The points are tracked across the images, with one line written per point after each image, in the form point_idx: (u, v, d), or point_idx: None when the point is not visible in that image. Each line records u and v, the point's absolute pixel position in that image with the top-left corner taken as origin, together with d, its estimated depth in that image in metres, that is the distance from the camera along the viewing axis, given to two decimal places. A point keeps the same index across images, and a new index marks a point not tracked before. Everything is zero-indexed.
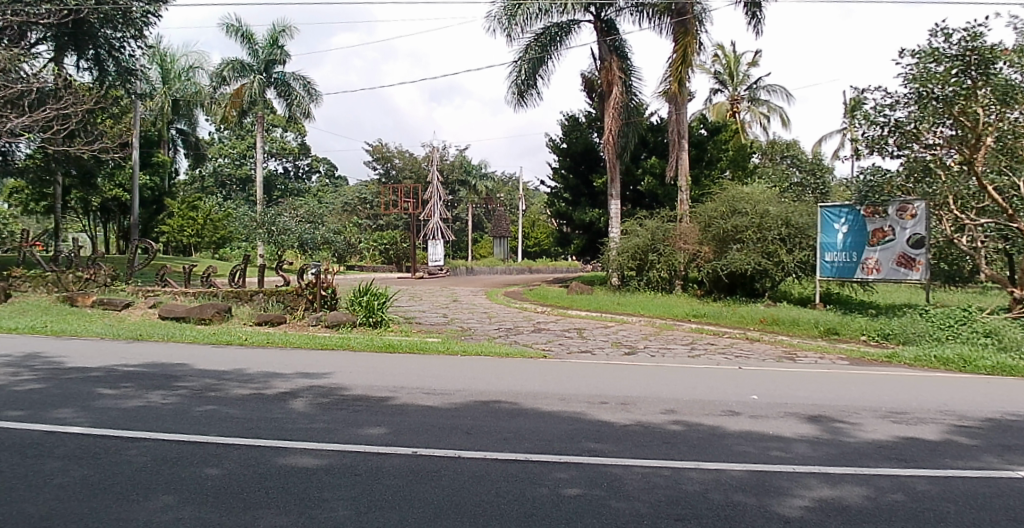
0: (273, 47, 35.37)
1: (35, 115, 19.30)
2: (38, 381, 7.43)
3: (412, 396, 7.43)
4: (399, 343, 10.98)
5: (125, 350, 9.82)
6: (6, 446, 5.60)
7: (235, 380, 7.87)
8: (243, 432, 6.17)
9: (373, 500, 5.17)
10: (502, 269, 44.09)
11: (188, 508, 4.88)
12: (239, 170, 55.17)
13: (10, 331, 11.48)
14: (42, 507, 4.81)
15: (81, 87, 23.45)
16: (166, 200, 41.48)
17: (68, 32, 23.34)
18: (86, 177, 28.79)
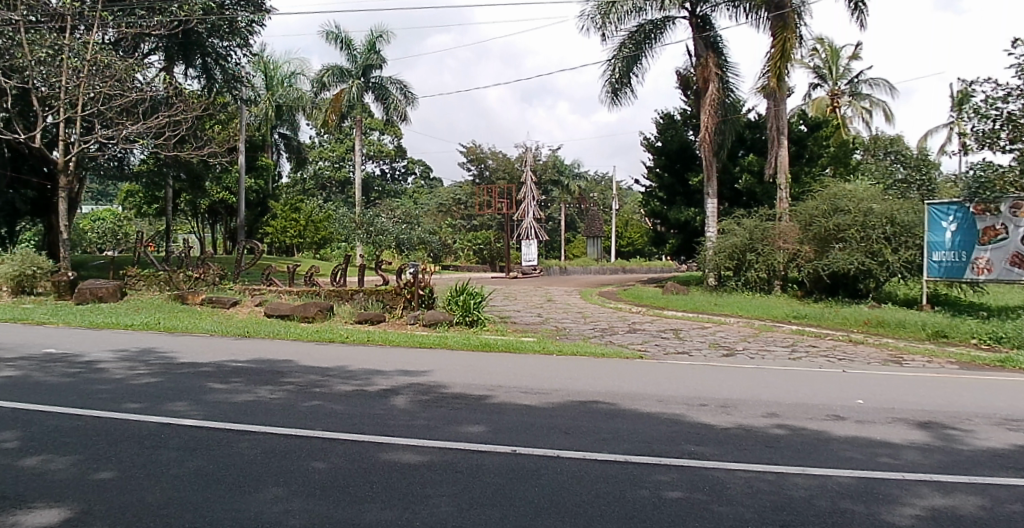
0: (370, 52, 36.25)
1: (152, 121, 20.39)
2: (153, 375, 7.77)
3: (510, 395, 7.45)
4: (495, 342, 11.01)
5: (231, 347, 10.18)
6: (127, 437, 5.87)
7: (338, 377, 8.05)
8: (346, 426, 6.31)
9: (474, 497, 5.21)
10: (596, 269, 43.89)
11: (298, 502, 5.03)
12: (338, 173, 58.49)
13: (129, 327, 12.10)
14: (161, 496, 5.05)
15: (190, 94, 24.46)
16: (270, 202, 42.95)
17: (178, 41, 24.44)
18: (195, 186, 30.07)
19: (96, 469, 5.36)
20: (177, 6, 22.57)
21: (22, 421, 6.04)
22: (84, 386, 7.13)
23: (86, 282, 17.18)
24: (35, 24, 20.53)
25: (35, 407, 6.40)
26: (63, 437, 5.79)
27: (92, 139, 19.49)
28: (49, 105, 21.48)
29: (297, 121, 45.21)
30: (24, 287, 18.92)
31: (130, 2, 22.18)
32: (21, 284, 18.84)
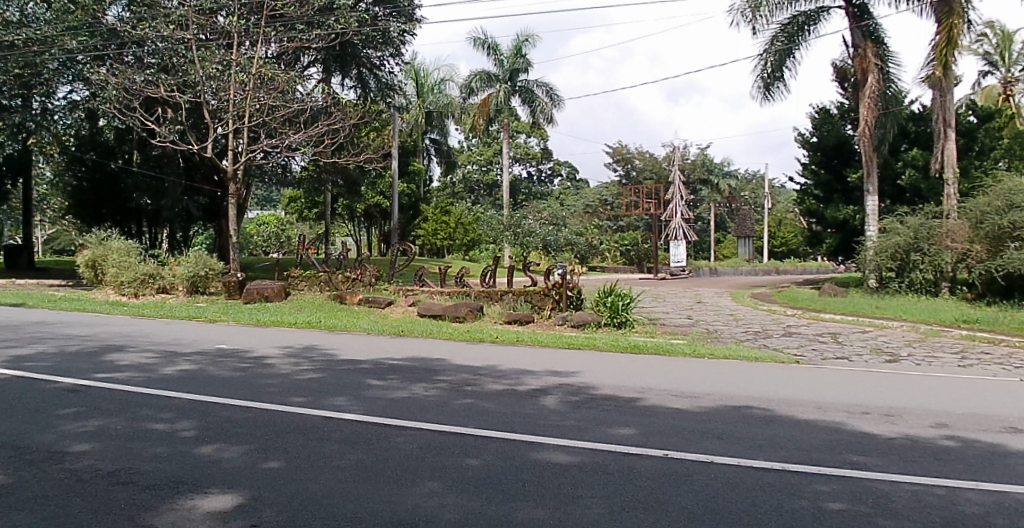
0: (517, 57, 38.06)
1: (313, 130, 21.42)
2: (316, 371, 8.16)
3: (661, 397, 7.35)
4: (643, 345, 10.96)
5: (386, 345, 10.58)
6: (294, 429, 6.17)
7: (490, 376, 8.19)
8: (497, 424, 6.39)
9: (626, 500, 5.14)
10: (748, 269, 43.20)
11: (453, 497, 5.14)
12: (486, 177, 60.40)
13: (292, 326, 12.82)
14: (324, 487, 5.27)
15: (347, 103, 25.59)
16: (422, 205, 44.48)
17: (336, 53, 25.66)
18: (351, 192, 31.15)
19: (265, 459, 5.65)
20: (334, 18, 23.22)
21: (200, 412, 6.48)
22: (254, 380, 7.58)
23: (252, 283, 18.22)
24: (206, 43, 22.34)
25: (211, 398, 6.85)
26: (236, 428, 6.16)
27: (258, 149, 20.62)
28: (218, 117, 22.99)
29: (446, 127, 46.68)
30: (199, 287, 19.90)
31: (290, 16, 22.55)
32: (198, 284, 19.81)
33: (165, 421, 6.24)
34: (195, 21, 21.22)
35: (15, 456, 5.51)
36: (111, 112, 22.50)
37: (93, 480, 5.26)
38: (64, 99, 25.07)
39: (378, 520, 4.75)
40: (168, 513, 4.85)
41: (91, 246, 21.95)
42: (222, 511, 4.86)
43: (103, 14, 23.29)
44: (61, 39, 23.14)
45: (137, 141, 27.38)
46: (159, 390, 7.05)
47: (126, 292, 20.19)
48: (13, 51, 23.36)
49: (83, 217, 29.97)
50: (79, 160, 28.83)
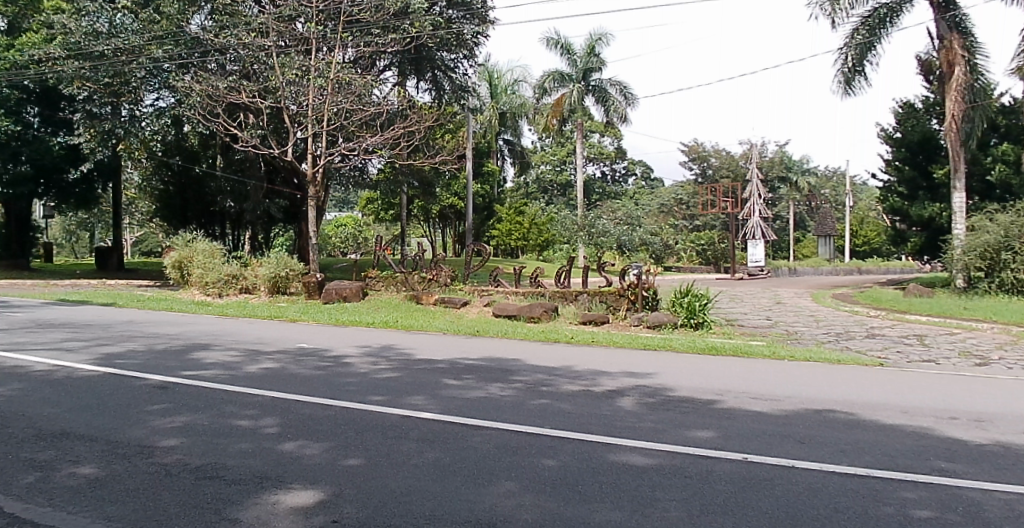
0: (590, 56, 39.50)
1: (389, 133, 21.69)
2: (394, 370, 8.27)
3: (739, 400, 7.25)
4: (721, 346, 10.86)
5: (461, 345, 10.69)
6: (372, 426, 6.26)
7: (566, 377, 8.19)
8: (574, 425, 6.38)
9: (707, 503, 5.06)
10: (828, 269, 42.48)
11: (529, 497, 5.15)
12: (560, 177, 61.00)
13: (370, 325, 13.06)
14: (403, 484, 5.33)
15: (421, 105, 25.83)
16: (496, 206, 45.01)
17: (411, 57, 26.04)
18: (428, 193, 31.54)
19: (345, 456, 5.73)
20: (409, 22, 23.55)
21: (282, 409, 6.62)
22: (334, 379, 7.73)
23: (332, 283, 18.61)
24: (286, 49, 22.89)
25: (293, 396, 7.00)
26: (316, 424, 6.27)
27: (336, 152, 20.72)
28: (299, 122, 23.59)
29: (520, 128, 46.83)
30: (281, 287, 20.10)
31: (367, 21, 22.59)
32: (279, 284, 20.04)
33: (249, 418, 6.39)
34: (275, 29, 22.04)
35: (108, 449, 5.72)
36: (195, 118, 23.32)
37: (181, 473, 5.42)
38: (153, 106, 25.41)
39: (457, 518, 4.78)
40: (253, 507, 4.96)
41: (179, 247, 22.60)
42: (304, 506, 4.95)
43: (187, 22, 24.13)
44: (149, 49, 24.13)
45: (220, 147, 28.15)
46: (243, 387, 7.25)
47: (211, 292, 20.72)
48: (104, 61, 24.08)
49: (170, 220, 31.70)
50: (166, 166, 30.17)
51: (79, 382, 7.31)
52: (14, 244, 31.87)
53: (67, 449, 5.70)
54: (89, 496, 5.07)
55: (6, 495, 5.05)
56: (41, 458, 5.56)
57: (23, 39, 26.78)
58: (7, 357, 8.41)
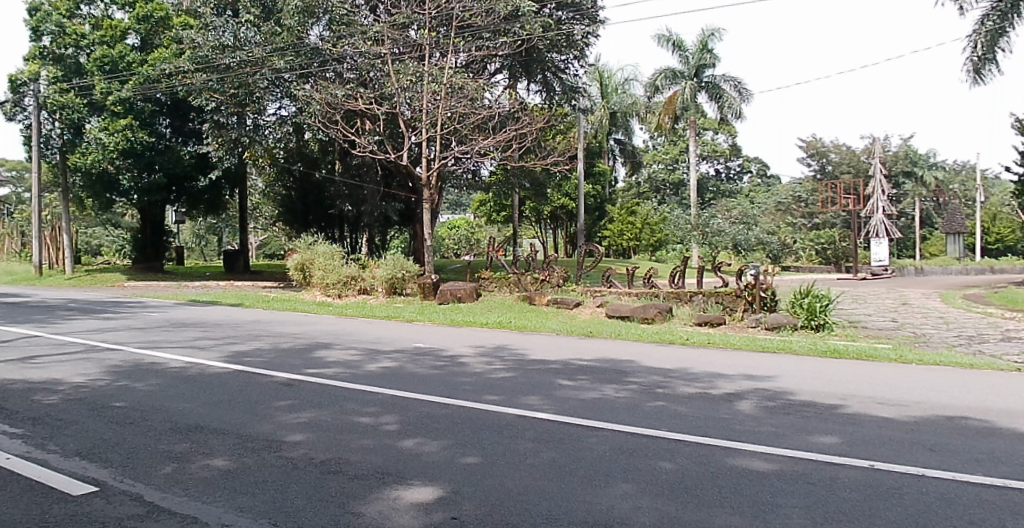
0: (702, 52, 39.39)
1: (500, 135, 21.74)
2: (508, 370, 8.37)
3: (864, 405, 7.02)
4: (844, 349, 10.62)
5: (575, 346, 10.73)
6: (489, 426, 6.35)
7: (681, 378, 8.11)
8: (691, 428, 6.32)
9: (831, 511, 4.90)
10: (958, 270, 40.87)
11: (647, 499, 5.10)
12: (672, 175, 60.89)
13: (484, 326, 13.29)
14: (520, 484, 5.37)
15: (532, 107, 25.67)
16: (607, 206, 45.12)
17: (522, 59, 25.97)
18: (539, 194, 31.59)
19: (463, 454, 5.83)
20: (519, 25, 23.93)
21: (401, 407, 6.79)
22: (451, 378, 7.89)
23: (446, 284, 18.89)
24: (400, 57, 23.50)
25: (412, 394, 7.18)
26: (434, 422, 6.41)
27: (448, 155, 21.33)
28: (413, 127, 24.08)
29: (632, 127, 46.50)
30: (397, 288, 20.81)
31: (478, 26, 23.23)
32: (395, 286, 20.74)
33: (370, 415, 6.58)
34: (390, 37, 22.66)
35: (239, 442, 6.00)
36: (316, 125, 24.44)
37: (307, 467, 5.62)
38: (275, 115, 26.52)
39: (574, 518, 4.78)
40: (375, 502, 5.10)
41: (300, 250, 23.30)
42: (424, 502, 5.06)
43: (307, 34, 25.05)
44: (270, 61, 25.02)
45: (339, 152, 29.17)
46: (363, 385, 7.47)
47: (332, 292, 21.43)
48: (230, 73, 25.34)
49: (292, 223, 32.88)
50: (287, 172, 31.45)
51: (211, 378, 7.70)
52: (148, 249, 33.53)
53: (201, 442, 6.00)
54: (222, 487, 5.33)
55: (147, 484, 5.36)
56: (178, 449, 5.88)
57: (154, 55, 27.45)
58: (148, 353, 8.97)
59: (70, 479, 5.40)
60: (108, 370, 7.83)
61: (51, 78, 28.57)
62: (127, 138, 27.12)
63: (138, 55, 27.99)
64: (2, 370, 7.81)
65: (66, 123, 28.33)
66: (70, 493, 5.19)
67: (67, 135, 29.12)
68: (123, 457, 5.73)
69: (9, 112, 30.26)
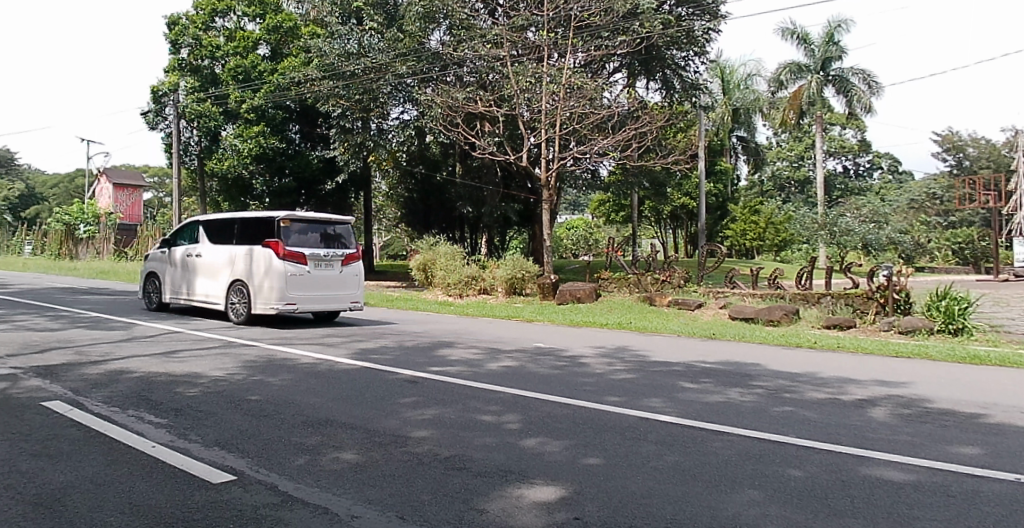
0: (828, 45, 41.01)
1: (619, 135, 21.81)
2: (630, 371, 8.31)
3: (1010, 416, 6.61)
4: (987, 356, 10.17)
5: (697, 348, 10.59)
6: (611, 427, 6.32)
7: (809, 383, 7.87)
8: (821, 435, 6.12)
9: (975, 525, 4.62)
10: None
11: (774, 506, 4.96)
12: (797, 172, 60.50)
13: (605, 326, 13.40)
14: (643, 486, 5.31)
15: (652, 106, 25.61)
16: (730, 205, 45.20)
17: (642, 57, 25.96)
18: (659, 194, 31.02)
19: (585, 455, 5.81)
20: (639, 22, 23.45)
21: (523, 406, 6.84)
22: (572, 378, 7.90)
23: (566, 284, 19.04)
24: (518, 58, 23.92)
25: (534, 393, 7.23)
26: (556, 422, 6.41)
27: (568, 155, 21.55)
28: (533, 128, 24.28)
29: (755, 123, 45.90)
30: (518, 288, 21.21)
31: (598, 24, 23.06)
32: (515, 286, 21.16)
33: (492, 413, 6.65)
34: (508, 39, 23.15)
35: (367, 437, 6.17)
36: (437, 128, 24.95)
37: (432, 462, 5.73)
38: (398, 119, 27.33)
39: (700, 522, 4.69)
40: (499, 499, 5.15)
41: (422, 250, 23.74)
42: (547, 501, 5.07)
43: (427, 39, 25.78)
44: (394, 65, 25.53)
45: (460, 154, 30.03)
46: (486, 384, 7.57)
47: (453, 292, 21.79)
48: (355, 80, 25.98)
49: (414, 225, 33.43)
50: (409, 174, 31.37)
51: (339, 374, 7.99)
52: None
53: (330, 435, 6.21)
54: (351, 480, 5.49)
55: (281, 474, 5.59)
56: (310, 442, 6.10)
57: (285, 64, 28.78)
58: (278, 349, 9.40)
59: (210, 467, 5.69)
60: (244, 365, 8.23)
61: (189, 88, 30.34)
62: (259, 144, 28.95)
63: (268, 64, 29.68)
64: (149, 362, 8.36)
65: (203, 131, 30.14)
66: (211, 481, 5.47)
67: (203, 142, 30.76)
68: (258, 448, 6.00)
69: (151, 121, 31.80)
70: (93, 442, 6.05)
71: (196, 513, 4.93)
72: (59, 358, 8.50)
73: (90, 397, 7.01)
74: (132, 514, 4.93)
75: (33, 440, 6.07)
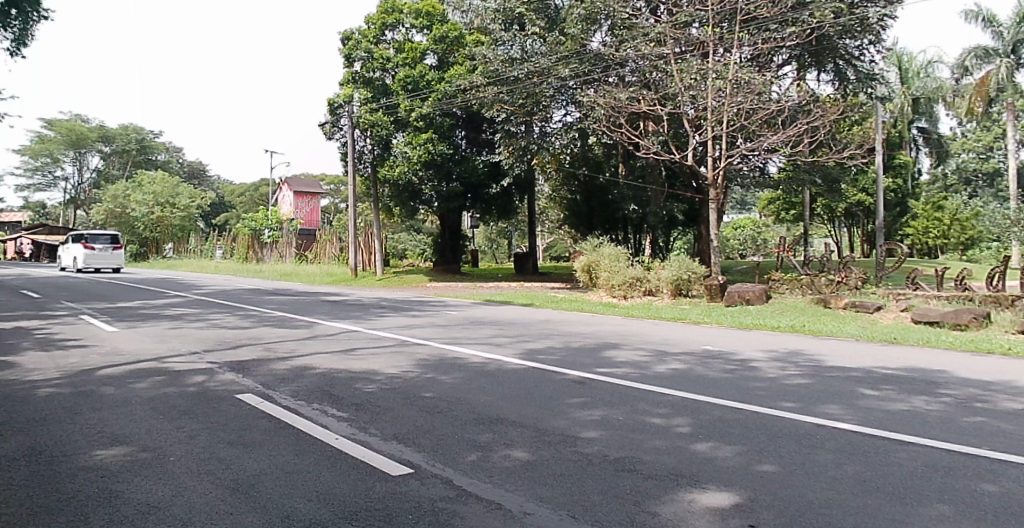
0: (1019, 26, 37.46)
1: (790, 130, 21.16)
2: (804, 376, 8.14)
3: None
4: None
5: (878, 353, 10.17)
6: (786, 433, 6.20)
7: (1004, 392, 7.42)
8: (1016, 448, 5.77)
9: None
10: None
11: (967, 522, 4.69)
12: (985, 164, 55.75)
13: (777, 330, 12.99)
14: (821, 496, 5.15)
15: (825, 99, 24.32)
16: (909, 201, 43.40)
17: (812, 49, 24.39)
18: (834, 191, 29.33)
19: (760, 461, 5.71)
20: (809, 12, 22.26)
21: (693, 409, 6.83)
22: (744, 382, 7.83)
23: (734, 285, 19.00)
24: (682, 55, 23.39)
25: (703, 397, 7.21)
26: (729, 427, 6.36)
27: (736, 154, 21.14)
28: (698, 126, 23.88)
29: (937, 112, 43.70)
30: (683, 289, 21.10)
31: (766, 16, 22.02)
32: (681, 287, 21.05)
33: (661, 416, 6.68)
34: (671, 36, 22.60)
35: (538, 436, 6.32)
36: (599, 129, 24.86)
37: (601, 463, 5.79)
38: (561, 122, 27.52)
39: None
40: (670, 502, 5.14)
41: (587, 252, 23.66)
42: (720, 508, 4.99)
43: (589, 41, 25.16)
44: (556, 69, 25.51)
45: (624, 153, 30.09)
46: (655, 386, 7.60)
47: (617, 293, 21.91)
48: (518, 85, 26.38)
49: (578, 227, 33.71)
50: (572, 177, 32.39)
51: (508, 373, 8.26)
52: (447, 252, 35.85)
53: (500, 433, 6.41)
54: (523, 477, 5.62)
55: (456, 469, 5.79)
56: (483, 439, 6.31)
57: (451, 73, 29.64)
58: (448, 348, 9.82)
59: (390, 460, 5.98)
60: (418, 363, 8.64)
61: (362, 100, 30.93)
62: (428, 151, 29.31)
63: (435, 74, 30.20)
64: (330, 359, 8.94)
65: (375, 140, 30.58)
66: (390, 473, 5.74)
67: (375, 150, 31.40)
68: (434, 443, 6.26)
69: (329, 130, 32.84)
70: (282, 432, 6.52)
71: (377, 503, 5.21)
72: (250, 354, 9.26)
73: (277, 391, 7.56)
74: (319, 501, 5.28)
75: (230, 429, 6.61)
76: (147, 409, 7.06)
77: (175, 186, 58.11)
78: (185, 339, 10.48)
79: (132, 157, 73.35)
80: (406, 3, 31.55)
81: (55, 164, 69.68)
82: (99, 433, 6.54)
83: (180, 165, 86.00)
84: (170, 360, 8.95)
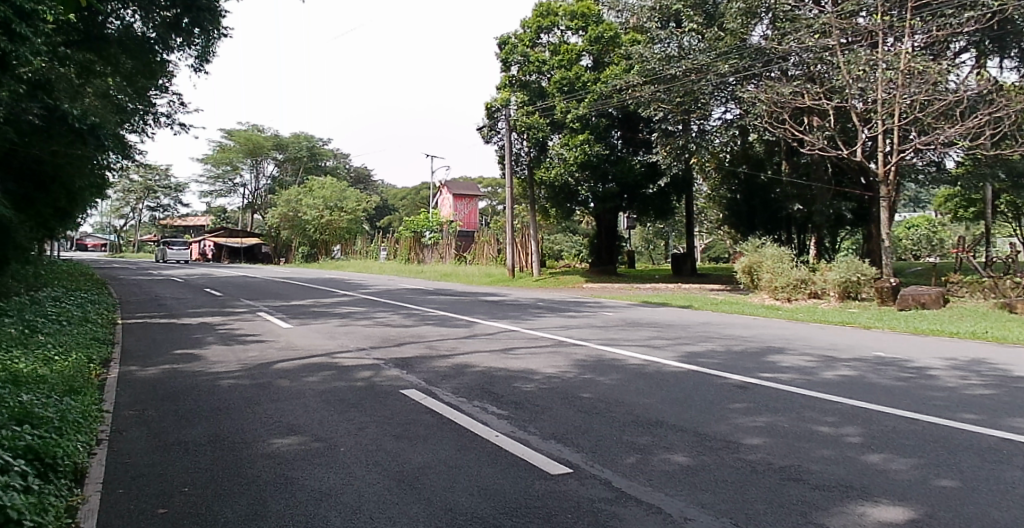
0: None
1: (970, 123, 19.86)
2: (988, 387, 7.69)
3: None
4: None
5: None
6: (966, 447, 5.89)
7: None
8: None
9: None
10: None
11: None
12: None
13: (955, 335, 12.36)
14: (1008, 515, 4.84)
15: (1012, 88, 22.48)
16: None
17: (995, 34, 22.62)
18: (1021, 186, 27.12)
19: (937, 476, 5.45)
20: None
21: (863, 419, 6.62)
22: (920, 392, 7.50)
23: (907, 288, 18.47)
24: (850, 46, 22.42)
25: (874, 406, 6.97)
26: (902, 439, 6.12)
27: (909, 150, 20.32)
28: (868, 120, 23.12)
29: None
30: (851, 292, 20.38)
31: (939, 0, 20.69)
32: (849, 289, 20.31)
33: (828, 425, 6.51)
34: (837, 26, 21.67)
35: (699, 440, 6.30)
36: (762, 125, 24.53)
37: (766, 471, 5.69)
38: (721, 120, 26.82)
39: None
40: (838, 515, 4.95)
41: (747, 253, 23.11)
42: (895, 522, 4.78)
43: (750, 35, 24.66)
44: (715, 65, 24.98)
45: (787, 150, 29.43)
46: (822, 393, 7.41)
47: (781, 296, 21.34)
48: (676, 83, 25.88)
49: (738, 225, 33.33)
50: (734, 175, 32.53)
51: (667, 376, 8.28)
52: (604, 253, 35.80)
53: (660, 437, 6.42)
54: (684, 481, 5.59)
55: (615, 471, 5.83)
56: (643, 441, 6.35)
57: (606, 73, 28.87)
58: (605, 350, 9.95)
59: (550, 459, 6.10)
60: (575, 363, 8.77)
61: (520, 103, 31.48)
62: (585, 152, 29.06)
63: (590, 74, 29.74)
64: (489, 358, 9.24)
65: (533, 141, 31.10)
66: (549, 472, 5.85)
67: (532, 152, 32.09)
68: (594, 444, 6.34)
69: (487, 134, 33.31)
70: (444, 428, 6.78)
71: (537, 501, 5.30)
72: (415, 352, 9.73)
73: (439, 388, 7.89)
74: (480, 496, 5.44)
75: (395, 423, 6.94)
76: (320, 401, 7.54)
77: (343, 190, 60.78)
78: (352, 336, 11.13)
79: (303, 164, 75.52)
80: (562, 4, 31.56)
81: (235, 171, 75.10)
82: (276, 422, 7.04)
83: (346, 170, 89.77)
84: (338, 355, 9.53)
